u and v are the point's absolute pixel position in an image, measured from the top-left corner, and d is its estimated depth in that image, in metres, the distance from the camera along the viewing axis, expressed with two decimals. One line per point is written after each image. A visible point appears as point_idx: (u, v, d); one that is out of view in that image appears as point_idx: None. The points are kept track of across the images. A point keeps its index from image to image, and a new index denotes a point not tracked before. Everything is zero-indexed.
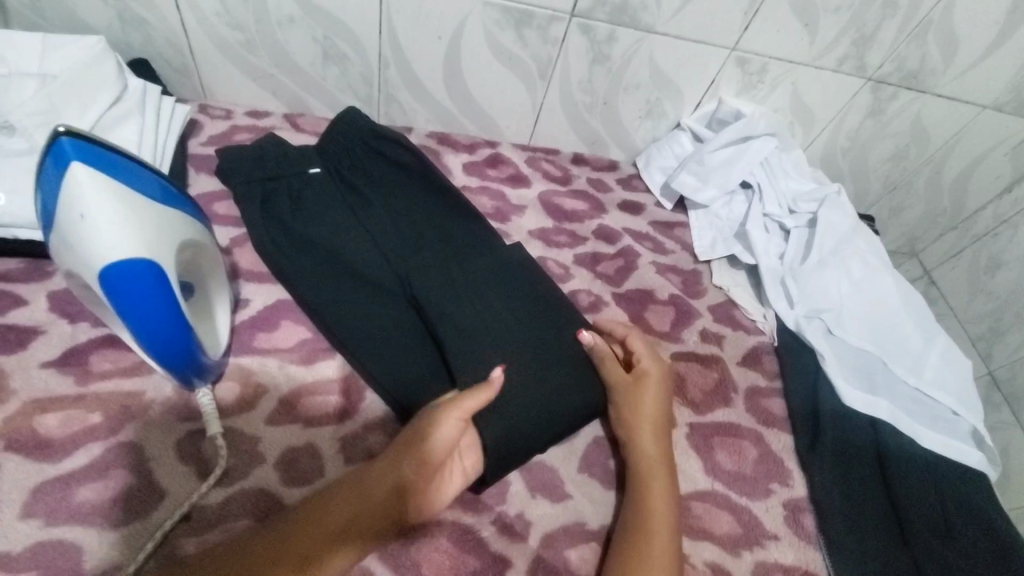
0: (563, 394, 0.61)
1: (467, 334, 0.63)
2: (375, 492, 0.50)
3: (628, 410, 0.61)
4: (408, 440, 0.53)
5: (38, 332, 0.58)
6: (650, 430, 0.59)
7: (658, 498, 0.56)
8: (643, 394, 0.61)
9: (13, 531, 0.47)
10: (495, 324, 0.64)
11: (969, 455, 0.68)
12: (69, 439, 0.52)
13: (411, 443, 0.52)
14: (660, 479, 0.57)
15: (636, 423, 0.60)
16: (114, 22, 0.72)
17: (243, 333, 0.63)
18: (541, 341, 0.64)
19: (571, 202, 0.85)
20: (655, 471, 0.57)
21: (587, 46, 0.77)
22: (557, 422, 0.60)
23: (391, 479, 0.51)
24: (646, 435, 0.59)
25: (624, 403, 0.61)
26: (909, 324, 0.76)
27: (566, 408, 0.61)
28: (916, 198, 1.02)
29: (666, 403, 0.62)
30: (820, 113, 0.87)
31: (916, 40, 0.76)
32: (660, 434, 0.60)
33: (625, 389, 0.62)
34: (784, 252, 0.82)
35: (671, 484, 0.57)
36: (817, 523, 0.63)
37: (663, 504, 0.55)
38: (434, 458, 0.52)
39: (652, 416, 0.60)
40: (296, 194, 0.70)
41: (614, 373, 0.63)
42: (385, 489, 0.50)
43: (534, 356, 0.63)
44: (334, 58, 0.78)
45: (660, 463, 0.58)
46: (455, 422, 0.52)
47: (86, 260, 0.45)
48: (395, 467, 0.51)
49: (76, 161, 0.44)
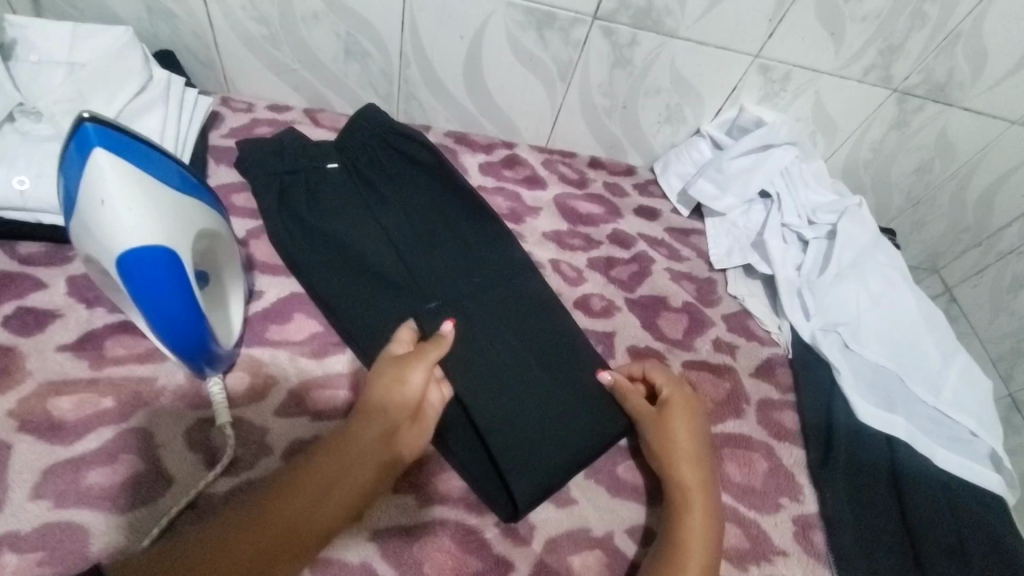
0: (574, 419, 0.62)
1: (475, 351, 0.64)
2: (362, 443, 0.50)
3: (659, 444, 0.59)
4: (378, 390, 0.53)
5: (56, 316, 0.59)
6: (687, 460, 0.57)
7: (695, 531, 0.53)
8: (671, 425, 0.59)
9: (23, 511, 0.48)
10: (505, 345, 0.65)
11: (987, 478, 0.66)
12: (81, 423, 0.53)
13: (384, 390, 0.53)
14: (696, 518, 0.54)
15: (674, 456, 0.58)
16: (142, 13, 0.73)
17: (256, 324, 0.63)
18: (550, 363, 0.65)
19: (587, 206, 0.84)
20: (693, 504, 0.55)
21: (608, 49, 0.76)
22: (576, 447, 0.60)
23: (379, 428, 0.51)
24: (684, 466, 0.57)
25: (651, 436, 0.60)
26: (929, 341, 0.74)
27: (579, 433, 0.61)
28: (939, 213, 1.00)
29: (698, 432, 0.60)
30: (843, 122, 0.86)
31: (944, 51, 0.75)
32: (697, 467, 0.57)
33: (652, 421, 0.60)
34: (802, 263, 0.81)
35: (713, 523, 0.54)
36: (827, 540, 0.61)
37: (699, 546, 0.52)
38: (411, 401, 0.54)
39: (686, 448, 0.58)
40: (313, 188, 0.70)
41: (639, 406, 0.61)
42: (375, 438, 0.51)
43: (542, 379, 0.64)
44: (355, 55, 0.78)
45: (699, 498, 0.55)
46: (421, 368, 0.55)
47: (107, 246, 0.46)
48: (377, 418, 0.52)
49: (99, 146, 0.45)
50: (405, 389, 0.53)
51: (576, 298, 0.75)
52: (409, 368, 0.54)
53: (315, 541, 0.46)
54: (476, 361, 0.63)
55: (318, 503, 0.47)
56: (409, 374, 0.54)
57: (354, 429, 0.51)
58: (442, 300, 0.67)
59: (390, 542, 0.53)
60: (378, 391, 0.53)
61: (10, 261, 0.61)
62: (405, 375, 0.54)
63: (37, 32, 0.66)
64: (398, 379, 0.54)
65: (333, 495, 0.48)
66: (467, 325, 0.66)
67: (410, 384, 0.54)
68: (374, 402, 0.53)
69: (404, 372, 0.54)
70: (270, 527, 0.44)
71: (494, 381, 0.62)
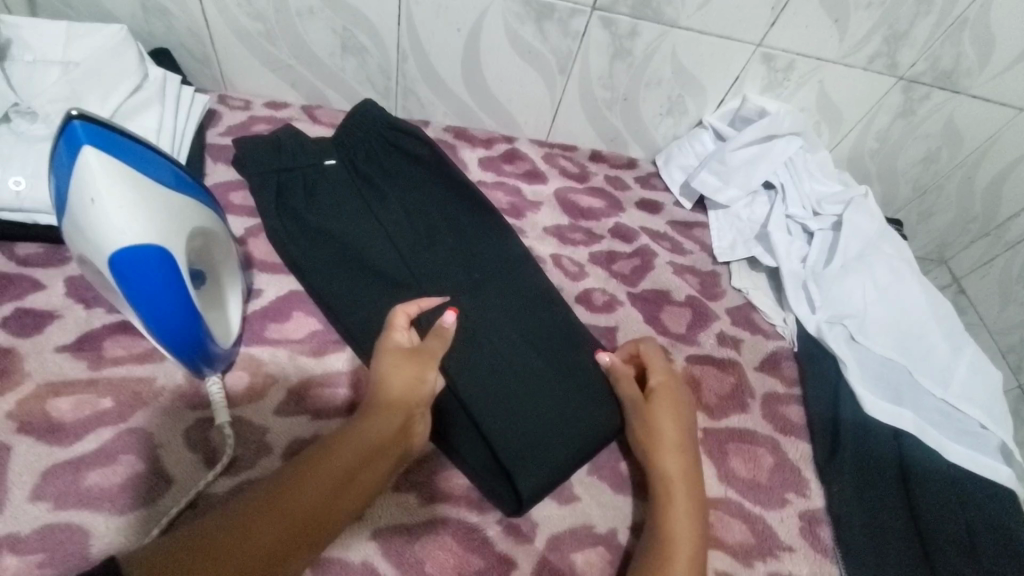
0: (576, 414, 0.61)
1: (476, 350, 0.63)
2: (382, 437, 0.51)
3: (643, 431, 0.58)
4: (397, 386, 0.53)
5: (53, 317, 0.58)
6: (670, 447, 0.57)
7: (678, 523, 0.52)
8: (656, 413, 0.59)
9: (22, 512, 0.47)
10: (507, 344, 0.64)
11: (997, 471, 0.65)
12: (80, 423, 0.53)
13: (404, 386, 0.53)
14: (678, 509, 0.53)
15: (658, 446, 0.57)
16: (138, 11, 0.73)
17: (254, 323, 0.63)
18: (553, 361, 0.64)
19: (588, 200, 0.83)
20: (675, 493, 0.54)
21: (608, 40, 0.75)
22: (579, 446, 0.59)
23: (397, 423, 0.52)
24: (666, 453, 0.56)
25: (636, 422, 0.59)
26: (937, 332, 0.73)
27: (583, 430, 0.60)
28: (948, 203, 0.98)
29: (683, 420, 0.59)
30: (848, 111, 0.84)
31: (952, 37, 0.73)
32: (680, 457, 0.56)
33: (636, 410, 0.59)
34: (806, 255, 0.79)
35: (696, 514, 0.54)
36: (834, 536, 0.61)
37: (681, 536, 0.52)
38: (426, 398, 0.55)
39: (670, 438, 0.57)
40: (310, 185, 0.69)
41: (626, 392, 0.60)
42: (392, 433, 0.51)
43: (545, 377, 0.63)
44: (352, 49, 0.77)
45: (681, 488, 0.55)
46: (435, 367, 0.56)
47: (99, 246, 0.45)
48: (395, 412, 0.52)
49: (88, 145, 0.44)
50: (424, 387, 0.54)
51: (578, 293, 0.74)
52: (427, 368, 0.55)
53: (327, 533, 0.46)
54: (478, 361, 0.62)
55: (336, 493, 0.47)
56: (428, 373, 0.55)
57: (368, 421, 0.51)
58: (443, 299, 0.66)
59: (391, 542, 0.52)
60: (398, 385, 0.53)
61: (8, 262, 0.61)
62: (422, 374, 0.55)
63: (30, 32, 0.65)
64: (418, 377, 0.54)
65: (352, 486, 0.48)
66: (468, 327, 0.65)
67: (429, 382, 0.55)
68: (393, 395, 0.53)
69: (423, 371, 0.55)
70: (296, 518, 0.44)
71: (496, 380, 0.62)
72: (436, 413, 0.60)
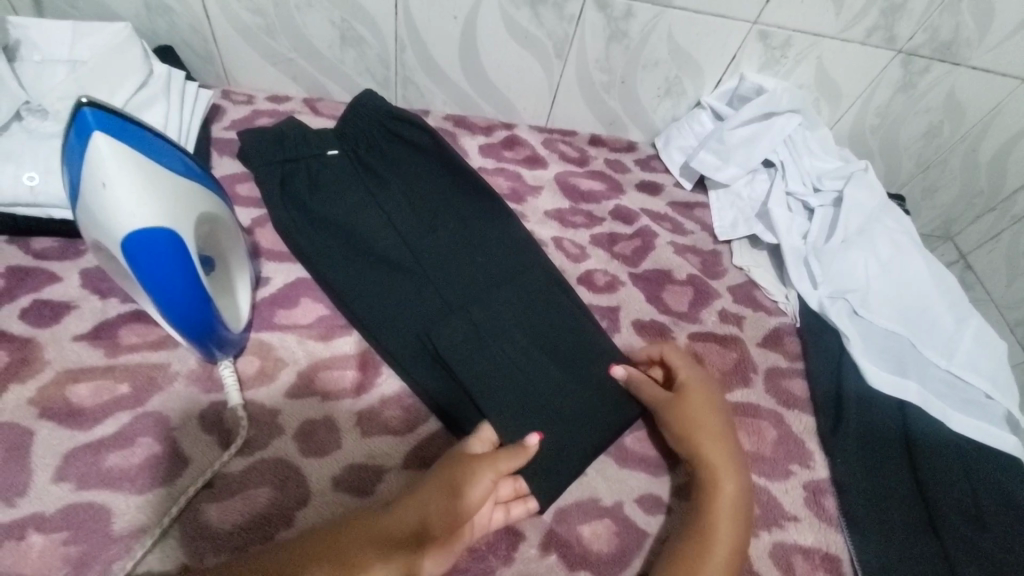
0: (574, 398, 0.62)
1: (479, 345, 0.63)
2: (392, 532, 0.46)
3: (676, 422, 0.58)
4: (432, 493, 0.48)
5: (70, 307, 0.60)
6: (711, 437, 0.57)
7: (725, 516, 0.53)
8: (692, 404, 0.59)
9: (47, 493, 0.49)
10: (510, 338, 0.64)
11: (1002, 439, 0.66)
12: (100, 407, 0.54)
13: (437, 498, 0.47)
14: (722, 494, 0.54)
15: (697, 434, 0.57)
16: (141, 9, 0.74)
17: (264, 310, 0.64)
18: (557, 354, 0.65)
19: (588, 183, 0.84)
20: (718, 482, 0.54)
21: (604, 22, 0.75)
22: (577, 427, 0.61)
23: (411, 520, 0.46)
24: (707, 443, 0.56)
25: (669, 416, 0.59)
26: (939, 304, 0.73)
27: (581, 413, 0.62)
28: (951, 177, 0.98)
29: (718, 409, 0.59)
30: (847, 87, 0.84)
31: (950, 9, 0.73)
32: (720, 443, 0.57)
33: (669, 404, 0.59)
34: (807, 230, 0.80)
35: (741, 500, 0.54)
36: (838, 505, 0.61)
37: (726, 525, 0.52)
38: (461, 515, 0.47)
39: (708, 427, 0.57)
40: (314, 176, 0.70)
41: (654, 393, 0.60)
42: (406, 530, 0.46)
43: (547, 368, 0.64)
44: (351, 41, 0.78)
45: (724, 475, 0.55)
46: (488, 478, 0.49)
47: (111, 229, 0.47)
48: (414, 506, 0.47)
49: (98, 131, 0.46)
50: (461, 498, 0.47)
51: (579, 274, 0.75)
52: (475, 473, 0.49)
53: None
54: (481, 351, 0.63)
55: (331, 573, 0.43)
56: (475, 482, 0.48)
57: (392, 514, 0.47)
58: (447, 304, 0.66)
59: None
60: (435, 483, 0.48)
61: (25, 256, 0.63)
62: (467, 484, 0.48)
63: (39, 32, 0.67)
64: (458, 486, 0.48)
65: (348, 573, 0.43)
66: (471, 323, 0.64)
67: (472, 498, 0.48)
68: (422, 494, 0.48)
69: (472, 477, 0.48)
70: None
71: (501, 375, 0.61)
72: (445, 399, 0.60)
